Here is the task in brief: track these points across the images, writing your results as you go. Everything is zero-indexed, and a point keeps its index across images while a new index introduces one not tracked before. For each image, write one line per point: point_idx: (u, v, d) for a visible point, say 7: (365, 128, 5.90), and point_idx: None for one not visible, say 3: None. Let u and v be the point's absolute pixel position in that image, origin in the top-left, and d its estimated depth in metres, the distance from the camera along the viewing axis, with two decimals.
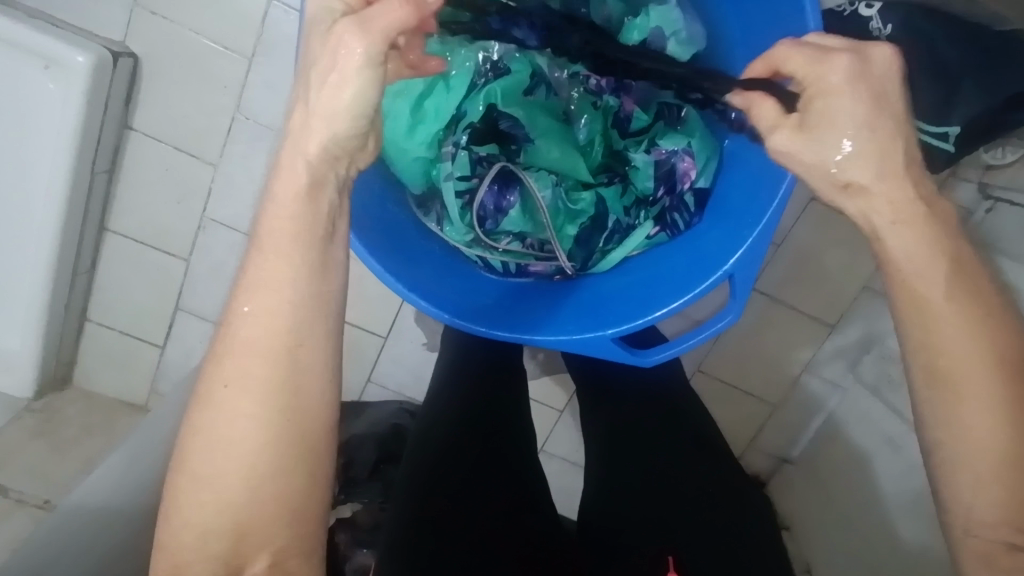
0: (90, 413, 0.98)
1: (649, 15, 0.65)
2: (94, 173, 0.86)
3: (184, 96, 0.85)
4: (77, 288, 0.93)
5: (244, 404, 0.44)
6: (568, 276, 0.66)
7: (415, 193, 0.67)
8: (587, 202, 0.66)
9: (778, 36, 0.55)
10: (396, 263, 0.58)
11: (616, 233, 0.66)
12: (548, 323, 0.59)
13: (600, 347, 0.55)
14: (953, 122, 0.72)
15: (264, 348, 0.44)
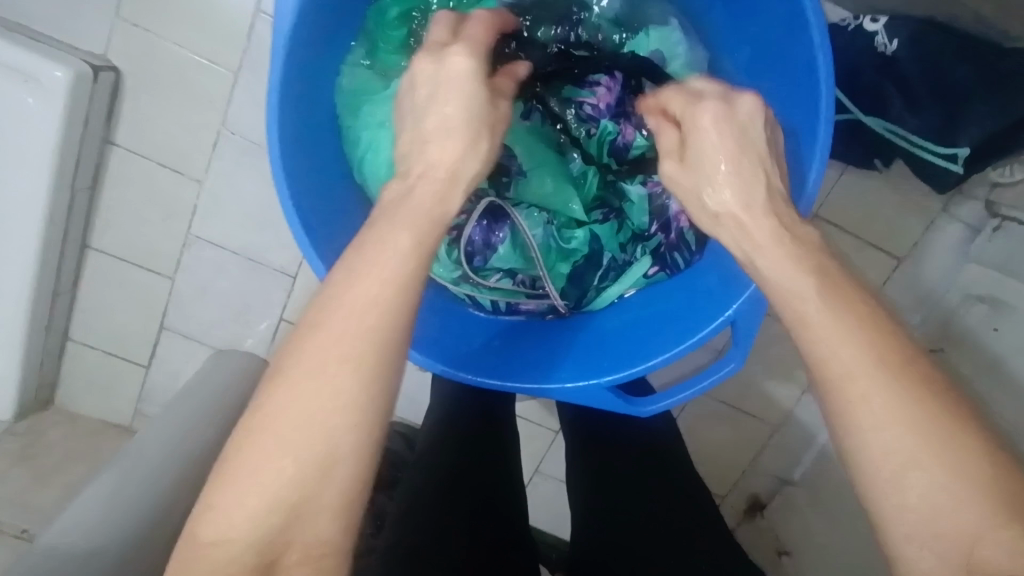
0: (73, 436, 0.95)
1: (649, 36, 0.66)
2: (76, 191, 0.83)
3: (168, 112, 0.83)
4: (59, 308, 0.91)
5: (311, 407, 0.39)
6: (562, 314, 0.65)
7: None
8: (581, 240, 0.66)
9: (788, 65, 0.54)
10: None
11: (612, 270, 0.66)
12: (541, 371, 0.57)
13: (592, 396, 0.55)
14: (962, 145, 0.71)
15: (345, 354, 0.39)
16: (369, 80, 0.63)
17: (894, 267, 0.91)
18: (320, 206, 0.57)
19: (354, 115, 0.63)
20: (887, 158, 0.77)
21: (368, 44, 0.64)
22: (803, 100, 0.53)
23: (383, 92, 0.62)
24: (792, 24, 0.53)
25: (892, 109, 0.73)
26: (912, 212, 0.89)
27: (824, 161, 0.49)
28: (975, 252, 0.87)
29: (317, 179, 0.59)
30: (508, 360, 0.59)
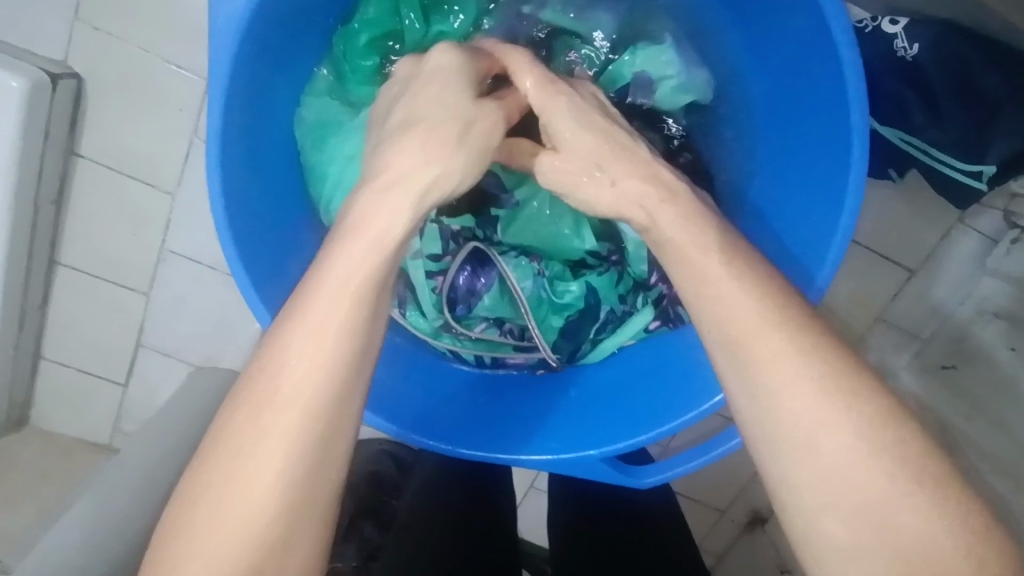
0: (48, 457, 0.92)
1: (635, 55, 0.64)
2: (40, 205, 0.78)
3: (136, 120, 0.78)
4: (28, 326, 0.87)
5: (287, 424, 0.38)
6: (551, 368, 0.64)
7: None
8: (576, 295, 0.65)
9: (817, 126, 0.52)
10: None
11: (610, 323, 0.64)
12: (530, 436, 0.56)
13: (587, 469, 0.53)
14: (989, 163, 0.66)
15: (315, 367, 0.39)
16: (330, 108, 0.62)
17: (906, 279, 0.87)
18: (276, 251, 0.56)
19: (319, 147, 0.61)
20: (902, 169, 0.72)
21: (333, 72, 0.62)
22: (825, 194, 0.52)
23: (350, 123, 0.61)
24: (828, 117, 0.51)
25: (913, 120, 0.68)
26: (925, 223, 0.84)
27: (841, 251, 0.49)
28: (993, 264, 0.81)
29: (273, 215, 0.57)
30: (495, 422, 0.58)
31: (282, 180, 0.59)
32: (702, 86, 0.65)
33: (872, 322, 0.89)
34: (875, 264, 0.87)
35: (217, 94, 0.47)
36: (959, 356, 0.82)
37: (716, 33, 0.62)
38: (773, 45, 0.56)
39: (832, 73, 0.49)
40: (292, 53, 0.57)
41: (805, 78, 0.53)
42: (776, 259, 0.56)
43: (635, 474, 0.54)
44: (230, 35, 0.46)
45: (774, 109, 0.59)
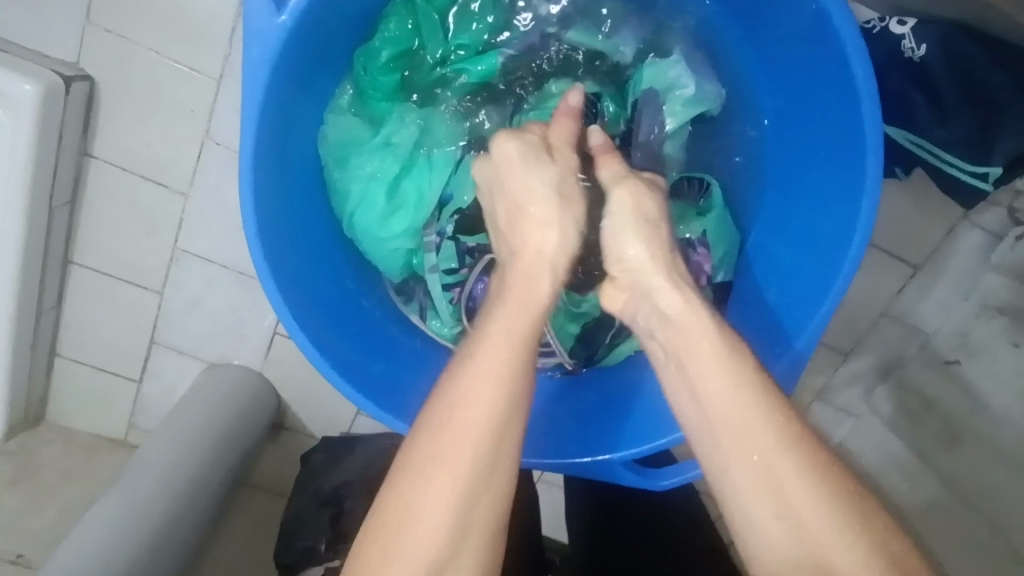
0: (66, 454, 0.93)
1: (644, 72, 0.66)
2: (55, 207, 0.79)
3: (147, 122, 0.78)
4: (44, 325, 0.88)
5: (485, 382, 0.43)
6: (569, 371, 0.66)
7: (394, 281, 0.67)
8: (591, 303, 0.66)
9: (832, 176, 0.55)
10: (371, 383, 0.56)
11: (623, 329, 0.66)
12: (553, 440, 0.58)
13: (605, 471, 0.56)
14: (995, 164, 0.66)
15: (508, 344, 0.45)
16: (353, 126, 0.62)
17: (911, 276, 0.88)
18: (305, 269, 0.57)
19: (342, 165, 0.62)
20: (908, 166, 0.73)
21: (356, 89, 0.62)
22: (818, 275, 0.55)
23: (373, 142, 0.63)
24: (840, 198, 0.54)
25: (918, 119, 0.68)
26: (929, 220, 0.85)
27: (830, 312, 0.52)
28: (997, 259, 0.82)
29: (304, 239, 0.59)
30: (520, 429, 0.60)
31: (308, 204, 0.60)
32: (713, 97, 0.65)
33: (877, 317, 0.91)
34: (879, 261, 0.88)
35: (249, 114, 0.47)
36: (963, 350, 0.82)
37: (747, 92, 0.64)
38: (793, 85, 0.58)
39: (850, 130, 0.52)
40: (319, 75, 0.56)
41: (827, 154, 0.56)
42: (768, 298, 0.60)
43: (654, 476, 0.56)
44: (262, 64, 0.46)
45: (787, 181, 0.61)
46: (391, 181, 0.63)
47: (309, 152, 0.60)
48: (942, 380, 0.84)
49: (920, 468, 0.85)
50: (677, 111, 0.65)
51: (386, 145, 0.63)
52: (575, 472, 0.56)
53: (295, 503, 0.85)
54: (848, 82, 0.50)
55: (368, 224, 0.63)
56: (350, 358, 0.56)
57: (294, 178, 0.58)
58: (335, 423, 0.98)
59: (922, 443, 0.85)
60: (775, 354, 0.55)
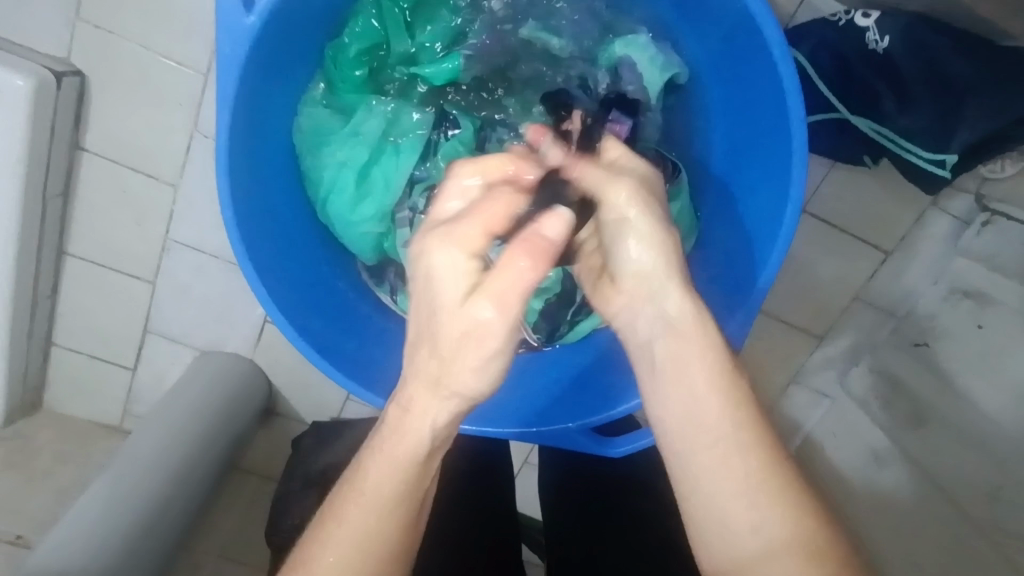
0: (64, 439, 0.96)
1: (613, 47, 0.66)
2: (47, 199, 0.81)
3: (136, 116, 0.80)
4: (40, 314, 0.90)
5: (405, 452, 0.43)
6: (534, 346, 0.67)
7: (366, 263, 0.69)
8: (554, 279, 0.66)
9: (769, 152, 0.56)
10: (342, 358, 0.59)
11: (585, 305, 0.67)
12: (520, 414, 0.63)
13: (565, 438, 0.61)
14: (952, 151, 0.69)
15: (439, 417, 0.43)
16: (324, 117, 0.64)
17: (882, 261, 0.91)
18: (280, 252, 0.60)
19: (314, 153, 0.64)
20: (876, 154, 0.74)
21: (326, 82, 0.64)
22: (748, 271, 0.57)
23: (344, 132, 0.65)
24: (764, 221, 0.56)
25: (883, 108, 0.71)
26: (899, 206, 0.87)
27: (765, 286, 0.54)
28: (964, 244, 0.84)
29: (282, 225, 0.61)
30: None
31: (285, 192, 0.63)
32: (675, 63, 0.65)
33: (850, 301, 0.94)
34: (852, 247, 0.91)
35: (222, 109, 0.49)
36: (931, 332, 0.85)
37: (699, 77, 0.66)
38: (732, 66, 0.59)
39: (780, 111, 0.53)
40: (288, 64, 0.58)
41: (766, 173, 0.57)
42: (717, 272, 0.61)
43: (611, 444, 0.60)
44: (232, 58, 0.48)
45: (730, 160, 0.63)
46: (361, 168, 0.65)
47: (283, 142, 0.62)
48: (911, 362, 0.87)
49: (891, 450, 0.87)
50: (652, 78, 0.65)
51: (355, 132, 0.65)
52: (541, 441, 0.61)
53: (285, 485, 0.88)
54: (774, 65, 0.51)
55: (340, 209, 0.65)
56: (325, 334, 0.59)
57: (273, 166, 0.61)
58: (325, 409, 1.01)
59: (889, 426, 0.88)
60: (727, 310, 0.57)
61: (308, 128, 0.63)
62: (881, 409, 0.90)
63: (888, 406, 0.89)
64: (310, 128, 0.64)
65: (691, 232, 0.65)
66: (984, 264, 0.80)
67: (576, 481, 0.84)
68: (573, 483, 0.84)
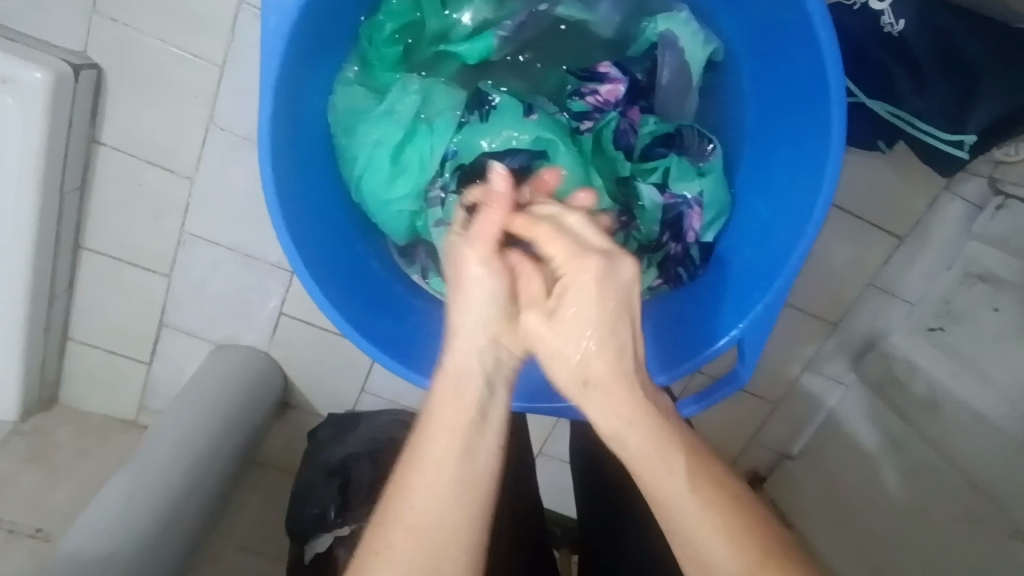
0: (80, 435, 0.96)
1: (656, 21, 0.67)
2: (65, 193, 0.81)
3: (152, 110, 0.81)
4: (56, 309, 0.90)
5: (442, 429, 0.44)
6: None
7: (398, 243, 0.69)
8: None
9: (806, 136, 0.56)
10: (374, 330, 0.59)
11: None
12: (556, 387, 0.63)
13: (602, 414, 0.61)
14: (970, 131, 0.69)
15: (455, 422, 0.45)
16: (359, 97, 0.64)
17: (895, 247, 0.90)
18: (317, 230, 0.60)
19: (348, 133, 0.64)
20: (890, 139, 0.74)
21: (360, 61, 0.64)
22: (762, 272, 0.58)
23: (377, 110, 0.64)
24: (799, 202, 0.56)
25: (898, 91, 0.71)
26: (914, 188, 0.87)
27: (789, 281, 0.54)
28: (979, 228, 0.85)
29: (316, 203, 0.61)
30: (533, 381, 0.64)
31: (318, 170, 0.63)
32: (713, 39, 0.66)
33: (865, 287, 0.93)
34: (865, 232, 0.90)
35: (265, 87, 0.50)
36: (947, 316, 0.86)
37: (734, 62, 0.66)
38: (770, 47, 0.59)
39: (817, 86, 0.53)
40: (327, 43, 0.59)
41: (801, 158, 0.56)
42: (745, 262, 0.61)
43: None
44: (278, 36, 0.49)
45: (765, 144, 0.63)
46: (394, 147, 0.64)
47: (318, 121, 0.63)
48: (926, 346, 0.87)
49: (907, 433, 0.87)
50: (695, 54, 0.66)
51: (386, 111, 0.64)
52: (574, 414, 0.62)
53: (305, 475, 0.88)
54: (813, 40, 0.51)
55: (374, 187, 0.65)
56: (364, 315, 0.59)
57: (308, 143, 0.61)
58: (340, 401, 1.02)
59: (904, 410, 0.88)
60: (750, 299, 0.58)
61: (343, 107, 0.64)
62: (892, 393, 0.90)
63: (901, 388, 0.89)
64: (346, 106, 0.64)
65: (721, 209, 0.65)
66: (1000, 246, 0.81)
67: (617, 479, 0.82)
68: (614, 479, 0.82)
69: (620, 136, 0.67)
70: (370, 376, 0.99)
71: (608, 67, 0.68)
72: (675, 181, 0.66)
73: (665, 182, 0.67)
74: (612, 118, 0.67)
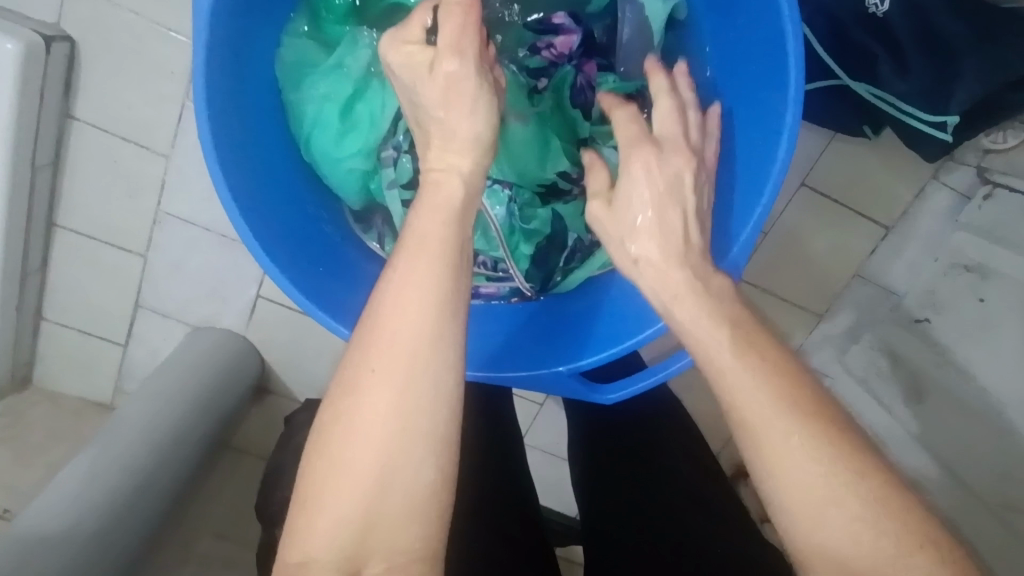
0: (55, 415, 0.94)
1: None
2: (37, 168, 0.80)
3: (127, 85, 0.80)
4: (29, 287, 0.89)
5: (394, 358, 0.41)
6: (526, 297, 0.65)
7: (353, 208, 0.68)
8: (542, 220, 0.65)
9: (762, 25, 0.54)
10: (318, 291, 0.57)
11: (577, 252, 0.66)
12: (518, 355, 0.60)
13: (557, 386, 0.58)
14: (952, 113, 0.68)
15: (408, 350, 0.41)
16: (309, 51, 0.64)
17: (881, 236, 0.90)
18: (261, 190, 0.58)
19: (298, 88, 0.64)
20: (876, 125, 0.74)
21: (310, 15, 0.64)
22: (758, 171, 0.54)
23: (326, 64, 0.64)
24: (771, 90, 0.54)
25: (880, 73, 0.69)
26: (897, 177, 0.87)
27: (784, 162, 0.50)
28: (966, 218, 0.84)
29: (260, 161, 0.59)
30: (493, 349, 0.61)
31: (268, 128, 0.62)
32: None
33: (850, 277, 0.93)
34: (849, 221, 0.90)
35: (197, 31, 0.48)
36: (931, 307, 0.84)
37: None
38: None
39: None
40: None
41: (762, 50, 0.55)
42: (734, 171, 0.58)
43: (601, 391, 0.58)
44: None
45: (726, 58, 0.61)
46: (344, 102, 0.63)
47: (267, 76, 0.62)
48: (910, 337, 0.86)
49: (891, 426, 0.86)
50: (655, 10, 0.65)
51: (336, 65, 0.63)
52: (527, 385, 0.58)
53: (277, 458, 0.86)
54: None
55: (323, 146, 0.64)
56: (308, 276, 0.57)
57: (252, 100, 0.59)
58: (319, 387, 1.00)
59: (886, 402, 0.87)
60: (746, 200, 0.54)
61: (290, 59, 0.63)
62: (875, 385, 0.89)
63: (885, 381, 0.88)
64: (294, 58, 0.63)
65: None
66: (984, 234, 0.79)
67: (617, 472, 0.75)
68: (615, 473, 0.75)
69: (576, 95, 0.67)
70: None
71: (563, 18, 0.66)
72: None
73: None
74: (567, 75, 0.66)
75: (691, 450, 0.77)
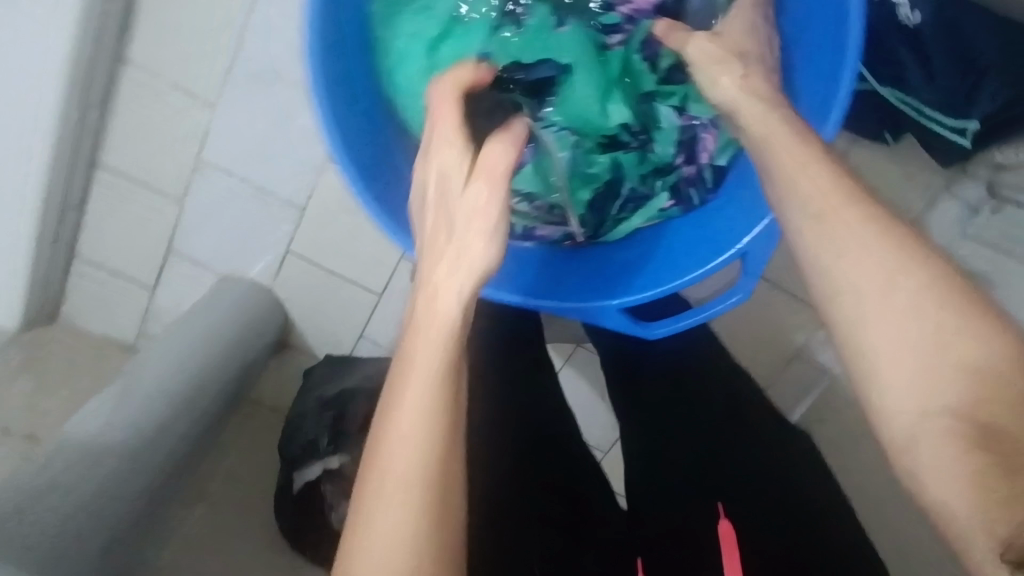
0: (77, 351, 0.97)
1: None
2: (87, 107, 0.83)
3: (182, 33, 0.83)
4: (66, 223, 0.91)
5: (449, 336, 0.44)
6: (577, 242, 0.70)
7: (421, 143, 0.71)
8: (602, 167, 0.71)
9: None
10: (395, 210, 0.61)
11: (631, 201, 0.71)
12: (574, 289, 0.63)
13: (609, 317, 0.61)
14: (973, 118, 0.72)
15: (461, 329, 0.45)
16: None
17: None
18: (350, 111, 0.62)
19: (387, 23, 0.69)
20: (896, 132, 0.77)
21: None
22: (832, 62, 0.58)
23: (416, 6, 0.70)
24: None
25: (908, 79, 0.73)
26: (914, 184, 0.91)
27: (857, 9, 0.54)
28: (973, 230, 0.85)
29: (347, 88, 0.63)
30: (548, 283, 0.64)
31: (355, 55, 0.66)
32: None
33: None
34: None
35: None
36: None
37: None
38: None
39: None
40: None
41: None
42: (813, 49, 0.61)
43: (649, 327, 0.61)
44: None
45: None
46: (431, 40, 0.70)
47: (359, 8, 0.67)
48: None
49: None
50: None
51: (426, 7, 0.70)
52: (583, 316, 0.61)
53: (301, 404, 0.90)
54: None
55: (406, 77, 0.70)
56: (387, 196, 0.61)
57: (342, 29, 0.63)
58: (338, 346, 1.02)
59: None
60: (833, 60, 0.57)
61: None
62: None
63: None
64: None
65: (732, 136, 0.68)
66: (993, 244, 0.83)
67: (654, 412, 0.77)
68: (653, 414, 0.77)
69: (647, 48, 0.71)
70: (370, 323, 1.00)
71: None
72: (691, 104, 0.70)
73: (682, 106, 0.71)
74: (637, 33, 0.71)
75: (730, 380, 0.78)
